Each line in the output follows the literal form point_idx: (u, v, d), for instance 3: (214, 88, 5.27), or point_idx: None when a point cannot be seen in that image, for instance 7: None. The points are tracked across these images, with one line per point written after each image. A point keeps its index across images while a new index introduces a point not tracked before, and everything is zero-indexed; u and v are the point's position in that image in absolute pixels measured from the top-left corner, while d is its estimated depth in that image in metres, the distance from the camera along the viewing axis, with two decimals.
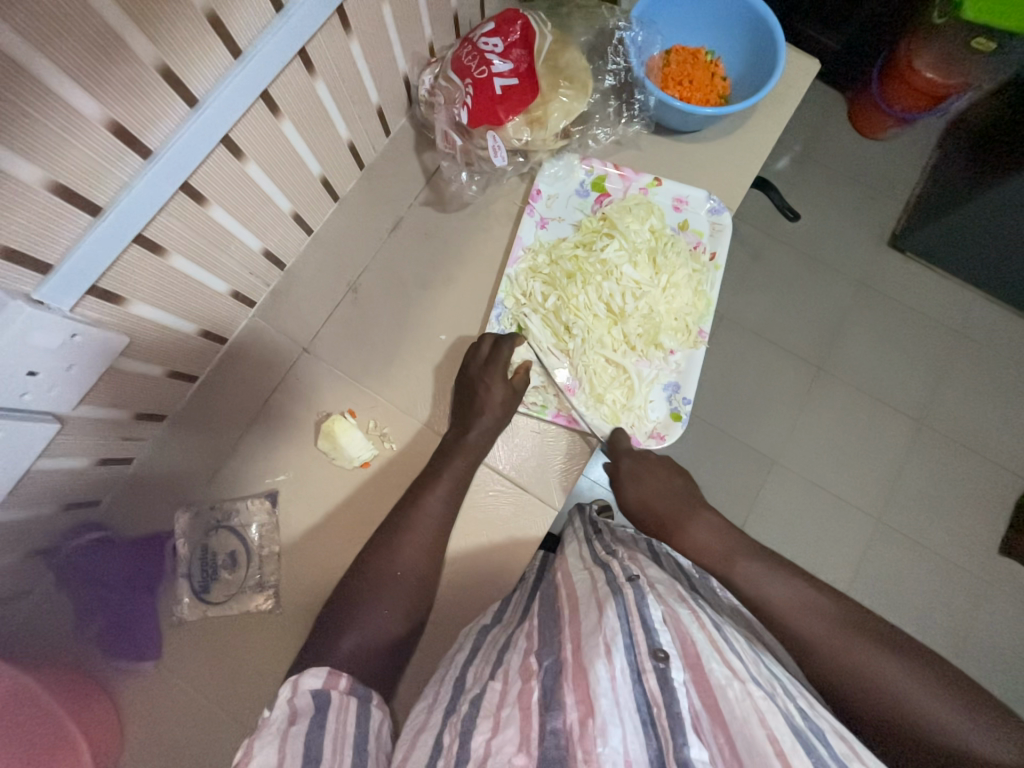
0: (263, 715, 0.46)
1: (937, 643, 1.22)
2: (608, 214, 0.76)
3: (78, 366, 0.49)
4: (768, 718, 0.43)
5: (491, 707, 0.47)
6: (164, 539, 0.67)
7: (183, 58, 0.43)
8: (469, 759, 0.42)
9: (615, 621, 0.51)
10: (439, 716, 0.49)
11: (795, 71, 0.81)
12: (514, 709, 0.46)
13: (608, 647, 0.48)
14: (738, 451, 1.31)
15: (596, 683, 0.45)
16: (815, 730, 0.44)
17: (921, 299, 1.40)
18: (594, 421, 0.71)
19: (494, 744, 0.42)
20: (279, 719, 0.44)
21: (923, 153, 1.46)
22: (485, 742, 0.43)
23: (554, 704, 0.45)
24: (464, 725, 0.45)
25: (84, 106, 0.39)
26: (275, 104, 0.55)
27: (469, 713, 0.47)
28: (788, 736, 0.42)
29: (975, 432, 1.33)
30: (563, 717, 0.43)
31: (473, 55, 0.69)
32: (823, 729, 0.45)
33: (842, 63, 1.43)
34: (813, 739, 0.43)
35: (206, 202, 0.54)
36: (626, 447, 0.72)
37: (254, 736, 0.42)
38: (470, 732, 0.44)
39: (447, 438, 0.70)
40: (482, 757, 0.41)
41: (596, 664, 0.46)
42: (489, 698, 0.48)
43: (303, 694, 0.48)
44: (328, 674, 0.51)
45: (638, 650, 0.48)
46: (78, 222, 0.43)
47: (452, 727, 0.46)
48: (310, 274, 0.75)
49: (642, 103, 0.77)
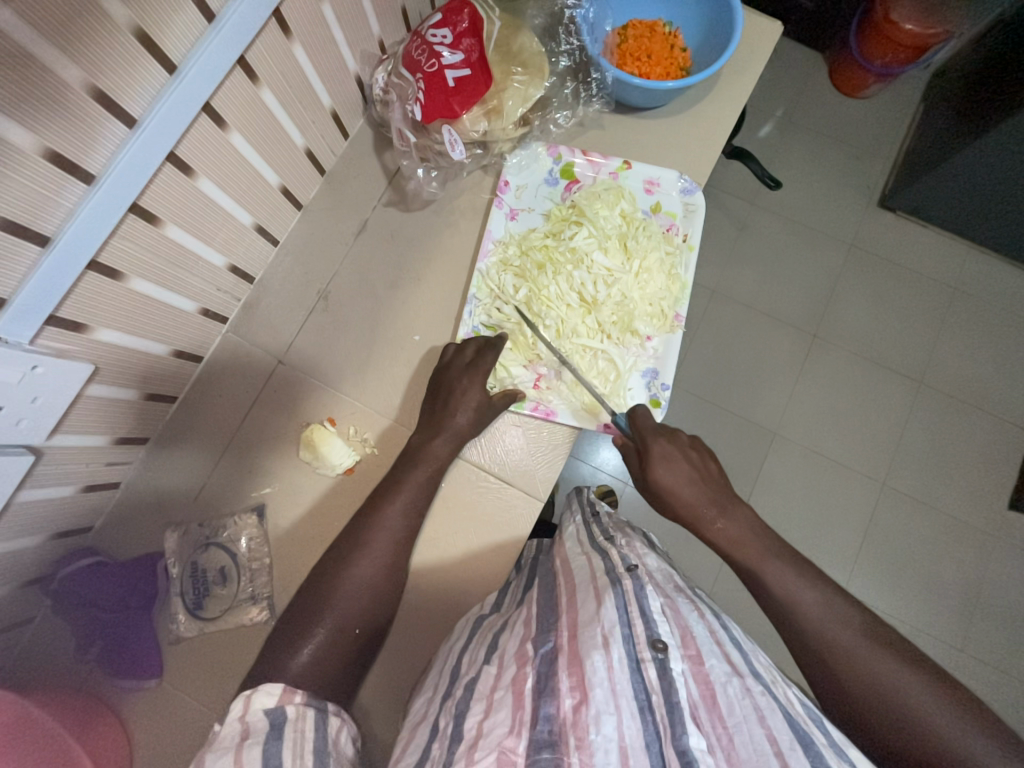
0: (213, 733, 0.48)
1: (948, 602, 1.22)
2: (577, 202, 0.75)
3: (44, 397, 0.49)
4: (767, 717, 0.44)
5: (485, 690, 0.47)
6: (156, 559, 0.68)
7: (116, 79, 0.43)
8: (462, 739, 0.43)
9: (614, 614, 0.51)
10: (434, 706, 0.50)
11: (757, 35, 0.79)
12: (507, 692, 0.46)
13: (605, 638, 0.49)
14: (736, 426, 1.30)
15: (592, 671, 0.45)
16: (811, 718, 0.46)
17: (912, 257, 1.38)
18: (644, 428, 0.71)
19: (486, 726, 0.43)
20: (230, 736, 0.46)
21: (905, 107, 1.42)
22: (478, 723, 0.44)
23: (548, 691, 0.45)
24: (460, 707, 0.47)
25: (16, 137, 0.39)
26: (219, 115, 0.54)
27: (464, 696, 0.48)
28: (787, 734, 0.42)
29: (976, 388, 1.32)
30: (557, 704, 0.44)
31: (422, 48, 0.67)
32: (819, 718, 0.46)
33: (817, 21, 1.39)
34: (810, 733, 0.43)
35: (160, 222, 0.54)
36: (654, 431, 0.71)
37: (206, 752, 0.45)
38: (464, 714, 0.46)
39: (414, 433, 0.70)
40: (473, 738, 0.43)
41: (592, 655, 0.47)
42: (484, 680, 0.49)
43: (257, 711, 0.49)
44: (283, 690, 0.52)
45: (638, 640, 0.49)
46: (29, 255, 0.43)
47: (447, 712, 0.48)
48: (279, 284, 0.74)
49: (599, 82, 0.75)
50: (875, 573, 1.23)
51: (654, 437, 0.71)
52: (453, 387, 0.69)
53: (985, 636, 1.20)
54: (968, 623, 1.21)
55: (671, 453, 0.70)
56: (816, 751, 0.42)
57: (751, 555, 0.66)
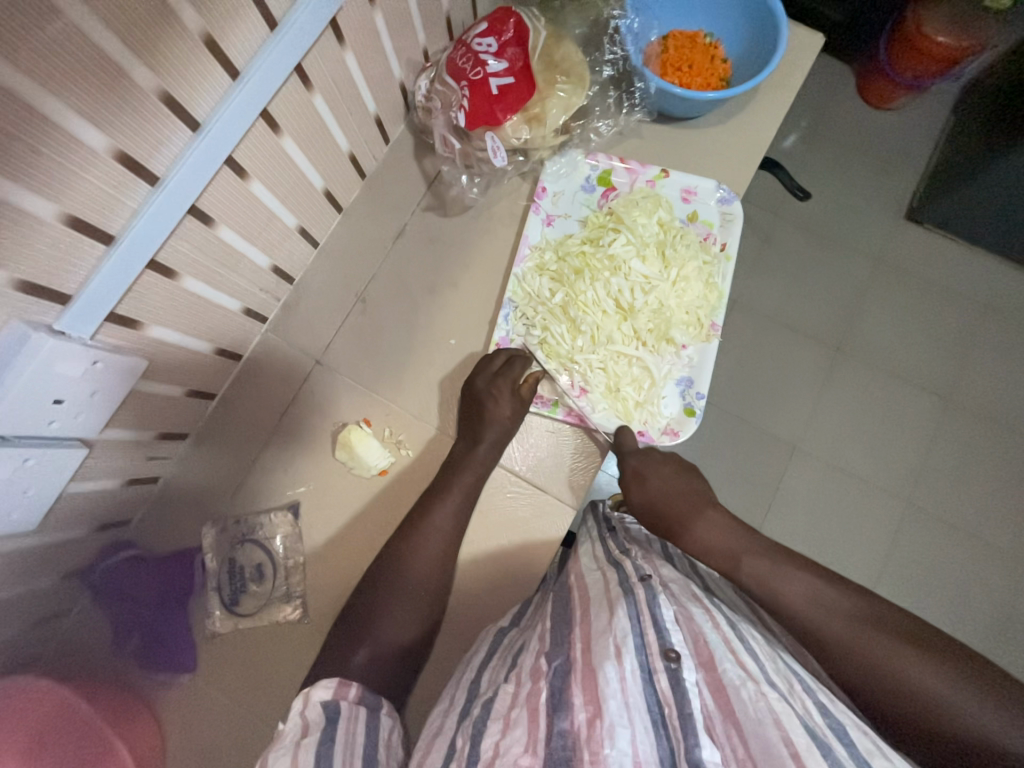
0: (277, 727, 0.47)
1: (978, 628, 1.19)
2: (615, 208, 0.75)
3: (101, 392, 0.51)
4: (783, 719, 0.42)
5: (502, 708, 0.46)
6: (194, 554, 0.69)
7: (182, 81, 0.44)
8: (479, 760, 0.41)
9: (625, 624, 0.51)
10: (451, 720, 0.49)
11: (799, 48, 0.79)
12: (523, 709, 0.45)
13: (617, 649, 0.48)
14: (759, 439, 1.29)
15: (605, 683, 0.45)
16: (833, 728, 0.44)
17: (942, 272, 1.35)
18: (621, 445, 0.71)
19: (503, 745, 0.42)
20: (291, 731, 0.45)
21: (937, 121, 1.40)
22: (495, 743, 0.42)
23: (562, 706, 0.44)
24: (476, 726, 0.45)
25: (92, 141, 0.40)
26: (275, 121, 0.55)
27: (480, 716, 0.46)
28: (805, 737, 0.41)
29: (1007, 407, 1.29)
30: (570, 719, 0.43)
31: (468, 57, 0.68)
32: (843, 728, 0.44)
33: (848, 33, 1.38)
34: (829, 737, 0.42)
35: (214, 223, 0.55)
36: (630, 446, 0.71)
37: (271, 748, 0.43)
38: (481, 734, 0.44)
39: (456, 447, 0.71)
40: (490, 758, 0.41)
41: (604, 666, 0.46)
42: (501, 699, 0.47)
43: (315, 706, 0.50)
44: (338, 685, 0.53)
45: (649, 652, 0.48)
46: (93, 252, 0.44)
47: (463, 731, 0.46)
48: (319, 286, 0.75)
49: (643, 91, 0.75)
50: (900, 596, 1.20)
51: (628, 455, 0.71)
52: (495, 403, 0.70)
53: (1014, 666, 1.17)
54: (998, 651, 1.18)
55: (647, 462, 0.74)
56: (833, 754, 0.40)
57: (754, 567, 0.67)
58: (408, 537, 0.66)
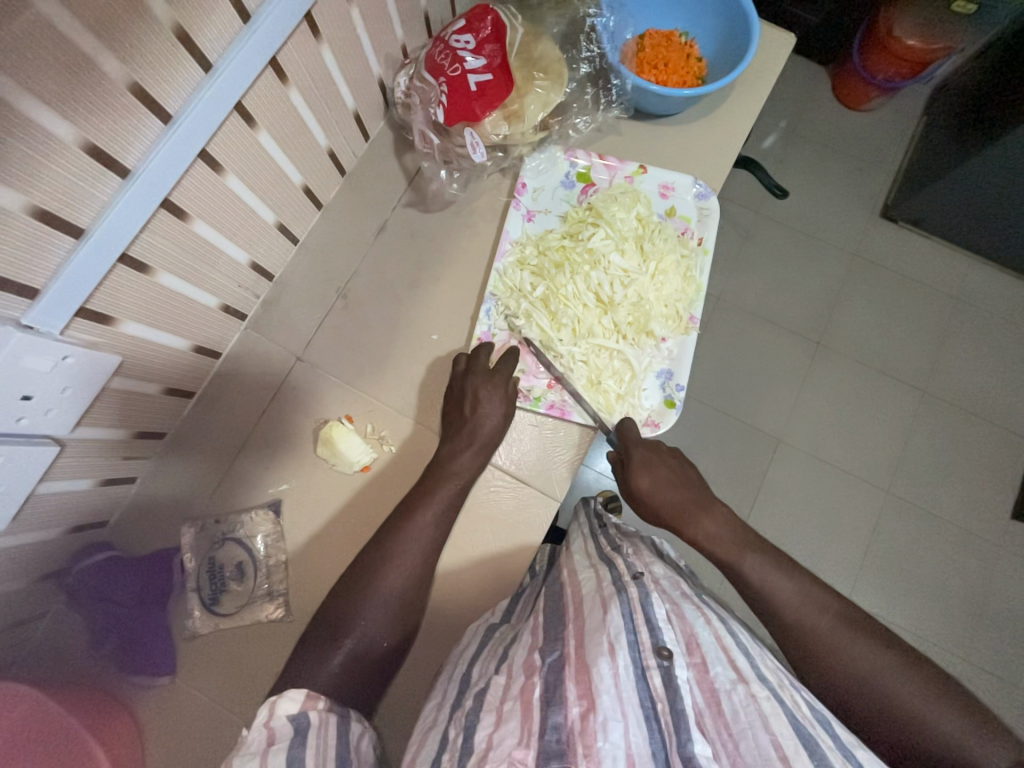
0: (240, 736, 0.47)
1: (955, 613, 1.22)
2: (594, 203, 0.76)
3: (72, 387, 0.50)
4: (772, 723, 0.43)
5: (495, 701, 0.47)
6: (172, 554, 0.68)
7: (152, 73, 0.43)
8: (473, 751, 0.42)
9: (620, 621, 0.51)
10: (443, 711, 0.50)
11: (771, 46, 0.81)
12: (516, 703, 0.45)
13: (611, 645, 0.48)
14: (742, 432, 1.31)
15: (599, 679, 0.45)
16: (818, 722, 0.45)
17: (916, 267, 1.39)
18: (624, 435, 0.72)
19: (496, 737, 0.43)
20: (256, 741, 0.45)
21: (908, 120, 1.44)
22: (488, 735, 0.43)
23: (556, 699, 0.45)
24: (469, 718, 0.46)
25: (58, 129, 0.39)
26: (250, 115, 0.55)
27: (474, 707, 0.47)
28: (793, 739, 0.42)
29: (980, 398, 1.32)
30: (565, 712, 0.43)
31: (445, 54, 0.69)
32: (827, 723, 0.45)
33: (822, 35, 1.41)
34: (817, 737, 0.43)
35: (189, 218, 0.54)
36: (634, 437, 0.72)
37: (231, 758, 0.44)
38: (474, 724, 0.45)
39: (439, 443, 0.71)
40: (483, 751, 0.42)
41: (600, 663, 0.47)
42: (494, 690, 0.48)
43: (280, 718, 0.49)
44: (305, 697, 0.51)
45: (643, 648, 0.49)
46: (61, 245, 0.43)
47: (456, 722, 0.47)
48: (299, 284, 0.75)
49: (619, 88, 0.76)
50: (881, 584, 1.23)
51: (635, 444, 0.72)
52: (477, 397, 0.69)
53: (991, 649, 1.20)
54: (975, 635, 1.21)
55: (651, 459, 0.73)
56: (821, 755, 0.41)
57: (732, 552, 0.68)
58: (391, 533, 0.66)
